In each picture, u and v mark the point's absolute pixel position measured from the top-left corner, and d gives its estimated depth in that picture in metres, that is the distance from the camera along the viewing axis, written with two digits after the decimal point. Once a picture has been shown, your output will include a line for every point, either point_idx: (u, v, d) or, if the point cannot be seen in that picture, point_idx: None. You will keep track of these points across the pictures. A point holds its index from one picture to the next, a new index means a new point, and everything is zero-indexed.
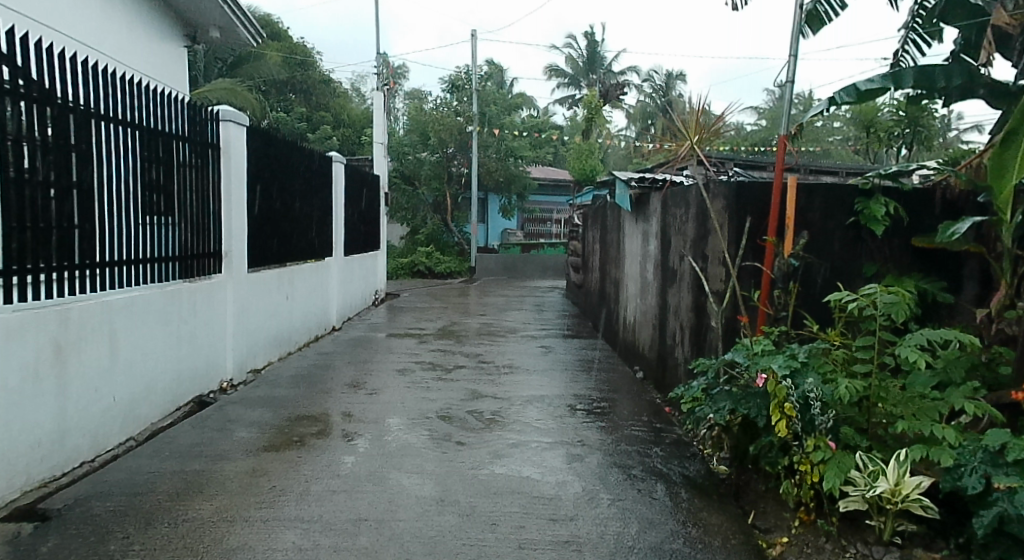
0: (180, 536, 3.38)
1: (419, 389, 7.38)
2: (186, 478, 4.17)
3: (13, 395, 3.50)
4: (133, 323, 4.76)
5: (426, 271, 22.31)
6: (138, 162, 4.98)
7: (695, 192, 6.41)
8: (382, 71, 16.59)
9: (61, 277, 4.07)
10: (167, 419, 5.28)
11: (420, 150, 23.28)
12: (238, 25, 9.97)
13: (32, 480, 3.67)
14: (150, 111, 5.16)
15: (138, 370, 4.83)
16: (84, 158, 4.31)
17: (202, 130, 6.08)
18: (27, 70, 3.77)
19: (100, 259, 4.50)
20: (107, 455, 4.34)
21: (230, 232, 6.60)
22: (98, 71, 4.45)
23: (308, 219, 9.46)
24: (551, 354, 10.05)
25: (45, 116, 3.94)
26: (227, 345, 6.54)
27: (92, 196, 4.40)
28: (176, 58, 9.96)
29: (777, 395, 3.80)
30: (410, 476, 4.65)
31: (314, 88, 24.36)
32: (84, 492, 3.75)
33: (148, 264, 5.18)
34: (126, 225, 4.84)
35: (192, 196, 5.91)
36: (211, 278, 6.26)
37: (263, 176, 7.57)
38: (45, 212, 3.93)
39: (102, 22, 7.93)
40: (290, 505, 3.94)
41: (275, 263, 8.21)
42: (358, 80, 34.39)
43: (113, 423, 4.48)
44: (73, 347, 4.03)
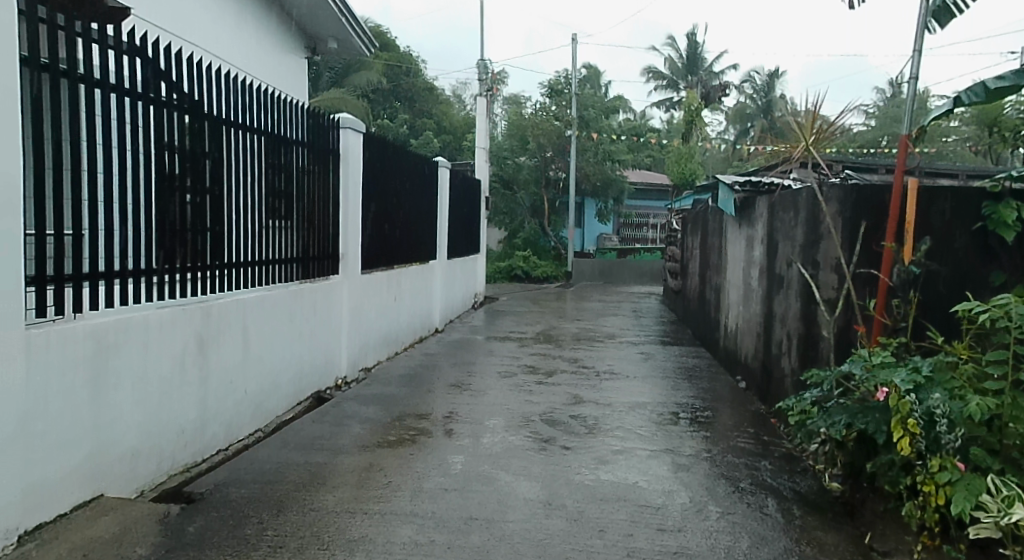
0: (307, 524, 3.53)
1: (520, 392, 7.43)
2: (309, 469, 4.37)
3: (163, 384, 3.78)
4: (262, 320, 5.04)
5: (522, 276, 22.45)
6: (266, 168, 5.27)
7: (807, 195, 6.13)
8: (485, 77, 16.81)
9: (202, 276, 4.36)
10: (289, 412, 5.56)
11: (519, 154, 23.43)
12: (354, 37, 10.36)
13: (178, 464, 3.94)
14: (277, 119, 5.46)
15: (266, 366, 5.11)
16: (221, 166, 4.59)
17: (324, 136, 6.37)
18: (180, 85, 4.08)
19: (234, 260, 4.80)
20: (239, 445, 4.62)
21: (347, 236, 6.88)
22: (233, 84, 4.75)
23: (414, 224, 9.70)
24: (651, 361, 9.90)
25: (192, 128, 4.22)
26: (343, 344, 6.82)
27: (228, 201, 4.69)
28: (297, 69, 10.44)
29: (900, 410, 3.59)
30: (518, 478, 4.67)
31: (418, 96, 25.01)
32: (222, 479, 4.00)
33: (275, 265, 5.48)
34: (255, 227, 5.14)
35: (314, 200, 6.20)
36: (330, 279, 6.55)
37: (373, 181, 7.82)
38: (191, 217, 4.22)
39: (235, 37, 8.43)
40: (405, 501, 4.05)
41: (385, 265, 8.47)
42: (459, 86, 35.13)
43: (244, 414, 4.76)
44: (213, 341, 4.31)
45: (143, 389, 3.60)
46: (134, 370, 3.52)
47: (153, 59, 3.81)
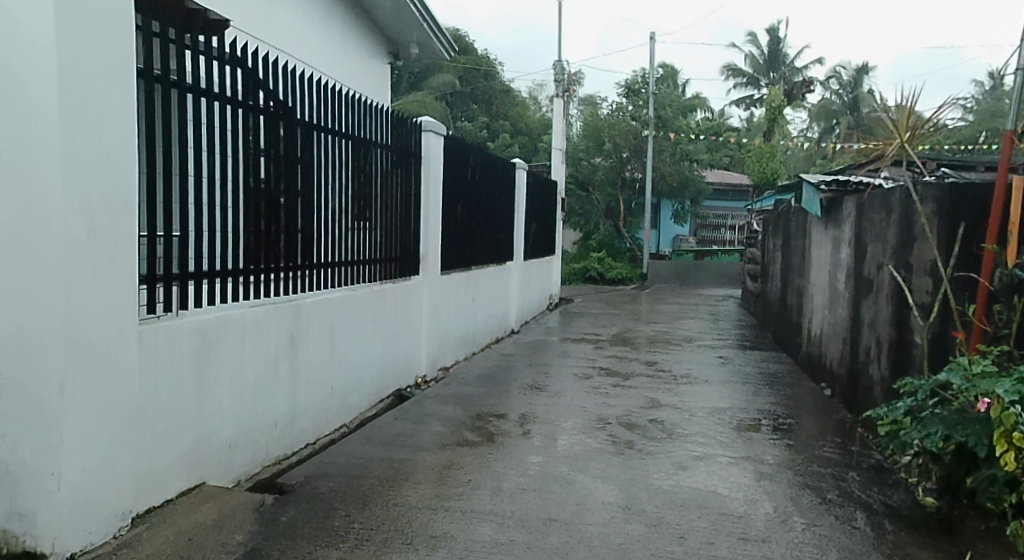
0: (392, 519, 3.61)
1: (597, 394, 7.39)
2: (392, 465, 4.47)
3: (258, 379, 3.95)
4: (348, 319, 5.20)
5: (597, 278, 22.33)
6: (352, 171, 5.43)
7: (899, 194, 5.85)
8: (562, 78, 16.83)
9: (293, 276, 4.54)
10: (372, 409, 5.72)
11: (596, 155, 23.29)
12: (436, 41, 10.55)
13: (270, 457, 4.11)
14: (363, 124, 5.61)
15: (351, 364, 5.27)
16: (311, 170, 4.77)
17: (407, 139, 6.51)
18: (276, 93, 4.26)
19: (322, 260, 4.97)
20: (326, 440, 4.78)
21: (428, 237, 7.01)
22: (323, 91, 4.92)
23: (491, 225, 9.78)
24: (730, 365, 9.66)
25: (285, 134, 4.39)
26: (423, 343, 6.96)
27: (316, 204, 4.86)
28: (380, 74, 10.71)
29: (1003, 423, 3.36)
30: (596, 481, 4.64)
31: (495, 97, 25.24)
32: (312, 472, 4.14)
33: (360, 266, 5.64)
34: (342, 229, 5.31)
35: (397, 202, 6.34)
36: (411, 279, 6.70)
37: (453, 183, 7.94)
38: (283, 219, 4.40)
39: (323, 45, 8.72)
40: (485, 500, 4.09)
41: (464, 266, 8.58)
42: (536, 87, 35.28)
43: (331, 410, 4.92)
44: (303, 339, 4.48)
45: (240, 384, 3.77)
46: (233, 365, 3.69)
47: (252, 68, 3.98)
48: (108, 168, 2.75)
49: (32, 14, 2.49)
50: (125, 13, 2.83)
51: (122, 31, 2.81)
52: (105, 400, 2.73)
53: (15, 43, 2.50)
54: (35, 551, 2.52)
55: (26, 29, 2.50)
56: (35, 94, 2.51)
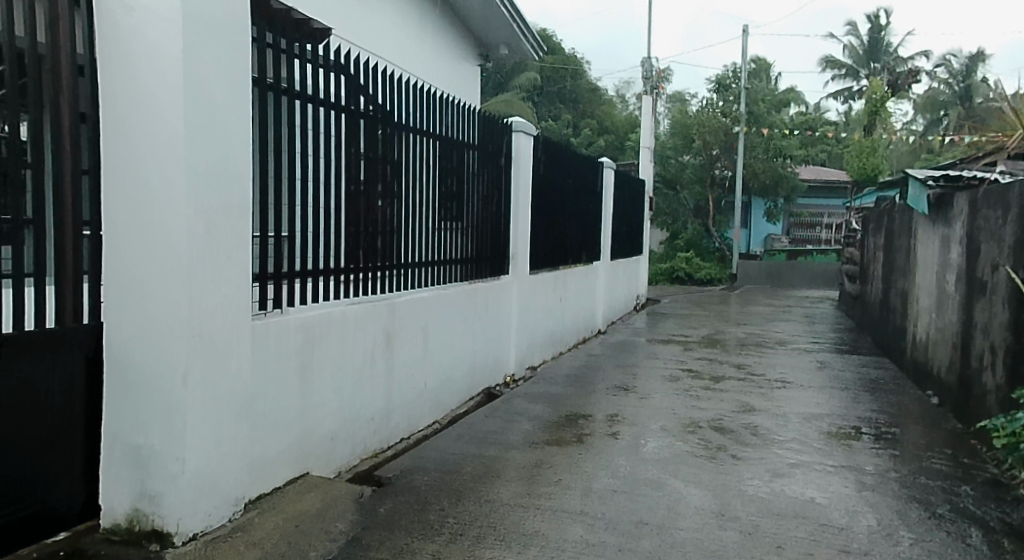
0: (484, 515, 3.66)
1: (687, 396, 7.24)
2: (484, 462, 4.53)
3: (358, 375, 4.09)
4: (440, 317, 5.31)
5: (685, 278, 21.87)
6: (444, 172, 5.53)
7: (1018, 190, 5.45)
8: (650, 76, 16.62)
9: (389, 275, 4.67)
10: (462, 406, 5.82)
11: (684, 153, 22.80)
12: (525, 42, 10.61)
13: (368, 450, 4.25)
14: (455, 125, 5.71)
15: (443, 361, 5.38)
16: (405, 171, 4.90)
17: (497, 139, 6.58)
18: (375, 97, 4.39)
19: (415, 260, 5.10)
20: (419, 435, 4.90)
21: (517, 236, 7.06)
22: (417, 94, 5.04)
23: (579, 225, 9.74)
24: (827, 370, 9.26)
25: (382, 137, 4.53)
26: (512, 342, 7.02)
27: (410, 205, 4.99)
28: (470, 76, 10.86)
29: None
30: (688, 486, 4.55)
31: (582, 97, 25.14)
32: (407, 466, 4.25)
33: (451, 265, 5.75)
34: (434, 229, 5.43)
35: (487, 202, 6.42)
36: (500, 278, 6.77)
37: (542, 183, 7.97)
38: (381, 219, 4.54)
39: (417, 49, 8.93)
40: (575, 500, 4.07)
41: (551, 266, 8.59)
42: (623, 85, 34.92)
43: (424, 406, 5.05)
44: (398, 336, 4.61)
45: (341, 379, 3.92)
46: (334, 361, 3.83)
47: (353, 74, 4.13)
48: (225, 172, 2.91)
49: (160, 29, 2.66)
50: (242, 26, 2.98)
51: (238, 43, 2.96)
52: (222, 391, 2.89)
53: (146, 57, 2.68)
54: (163, 530, 2.71)
55: (156, 44, 2.67)
56: (163, 104, 2.68)
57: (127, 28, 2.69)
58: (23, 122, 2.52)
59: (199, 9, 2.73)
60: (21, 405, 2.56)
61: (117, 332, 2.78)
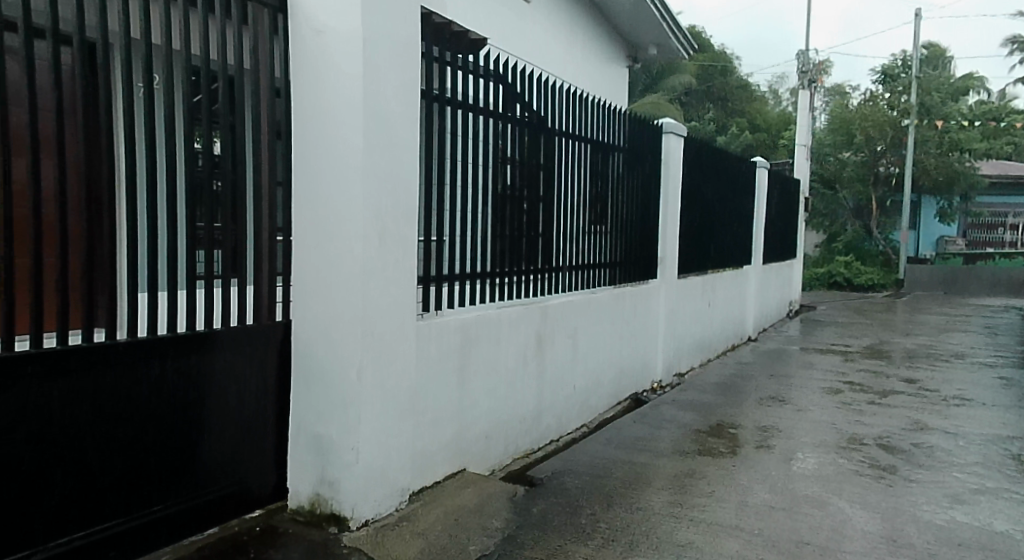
0: (637, 522, 3.62)
1: (849, 410, 6.77)
2: (634, 468, 4.48)
3: (512, 376, 4.20)
4: (590, 320, 5.33)
5: (844, 284, 20.47)
6: (593, 176, 5.54)
7: None
8: (808, 69, 15.73)
9: (539, 279, 4.76)
10: (609, 411, 5.80)
11: (844, 150, 21.14)
12: (675, 41, 10.38)
13: (520, 450, 4.35)
14: (605, 128, 5.71)
15: (592, 365, 5.39)
16: (556, 177, 4.97)
17: (647, 142, 6.49)
18: (530, 104, 4.48)
19: (565, 263, 5.15)
20: (568, 439, 4.95)
21: (666, 240, 6.94)
22: (570, 99, 5.09)
23: (730, 227, 9.41)
24: (1015, 387, 8.31)
25: (536, 143, 4.62)
26: (660, 348, 6.90)
27: (560, 208, 5.05)
28: (618, 79, 10.78)
29: None
30: (854, 506, 4.25)
31: (732, 94, 24.24)
32: (559, 468, 4.29)
33: (599, 269, 5.74)
34: (583, 233, 5.47)
35: (636, 205, 6.36)
36: (649, 282, 6.68)
37: (692, 185, 7.77)
38: (532, 224, 4.64)
39: (566, 55, 9.00)
40: (730, 513, 3.93)
41: (700, 270, 8.36)
42: (776, 80, 33.30)
43: (573, 409, 5.08)
44: (550, 339, 4.67)
45: (496, 379, 4.03)
46: (490, 361, 3.96)
47: (511, 82, 4.25)
48: (396, 182, 3.09)
49: (343, 51, 2.88)
50: (413, 43, 3.16)
51: (410, 58, 3.14)
52: (390, 388, 3.08)
53: (330, 76, 2.92)
54: (340, 514, 2.93)
55: (339, 63, 2.89)
56: (344, 119, 2.91)
57: (316, 49, 2.94)
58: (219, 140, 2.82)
59: (378, 30, 2.93)
60: (226, 394, 2.86)
61: (303, 330, 3.04)
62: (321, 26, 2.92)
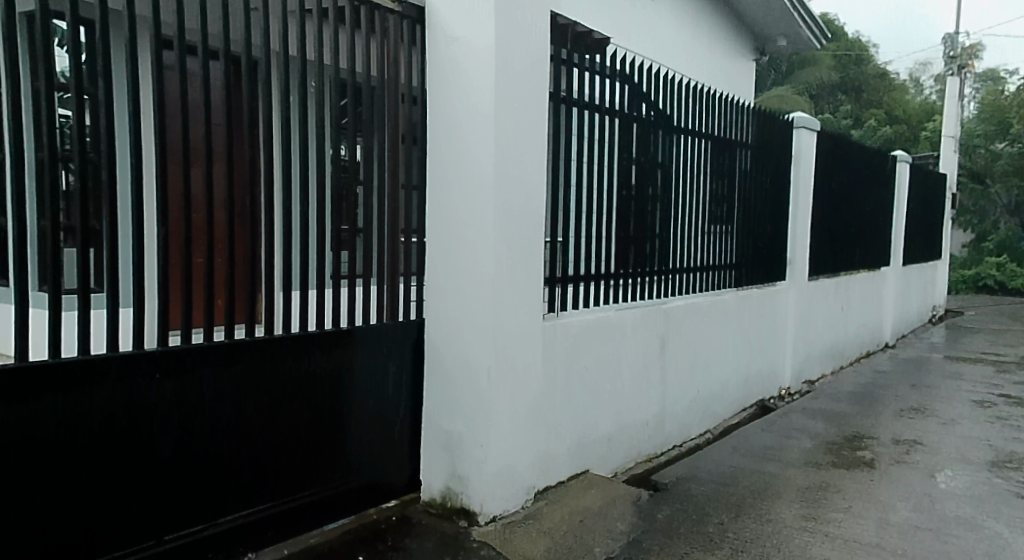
0: (767, 534, 3.47)
1: (1005, 426, 6.19)
2: (762, 478, 4.31)
3: (635, 377, 4.16)
4: (715, 323, 5.19)
5: (996, 288, 18.72)
6: (717, 174, 5.38)
7: None
8: (957, 54, 14.50)
9: (661, 280, 4.68)
10: (734, 418, 5.62)
11: (998, 141, 19.47)
12: (806, 31, 9.86)
13: (642, 454, 4.30)
14: (732, 124, 5.53)
15: (717, 369, 5.24)
16: (680, 176, 4.88)
17: (777, 138, 6.23)
18: (656, 102, 4.42)
19: (687, 264, 5.03)
20: (691, 445, 4.85)
21: (796, 240, 6.62)
22: (697, 96, 4.98)
23: (866, 226, 8.84)
24: None
25: (662, 142, 4.56)
26: (788, 353, 6.60)
27: (683, 208, 4.95)
28: (744, 73, 10.39)
29: None
30: (1013, 532, 3.87)
31: (867, 84, 22.76)
32: (683, 474, 4.20)
33: (722, 270, 5.57)
34: (707, 234, 5.33)
35: (763, 204, 6.11)
36: (776, 285, 6.40)
37: (825, 182, 7.37)
38: (655, 225, 4.59)
39: (690, 51, 8.79)
40: (869, 531, 3.69)
41: (833, 272, 7.92)
42: (918, 67, 30.96)
43: (697, 414, 4.96)
44: (673, 341, 4.58)
45: (619, 381, 4.01)
46: (615, 363, 3.94)
47: (637, 82, 4.22)
48: (524, 183, 3.15)
49: (477, 57, 2.98)
50: (541, 46, 3.20)
51: (538, 62, 3.19)
52: (517, 387, 3.14)
53: (463, 82, 3.02)
54: (469, 509, 3.02)
55: (472, 70, 2.99)
56: (476, 124, 3.00)
57: (449, 56, 3.06)
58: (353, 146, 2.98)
59: (509, 36, 3.01)
60: (366, 388, 3.02)
61: (436, 329, 3.16)
62: (455, 34, 3.03)
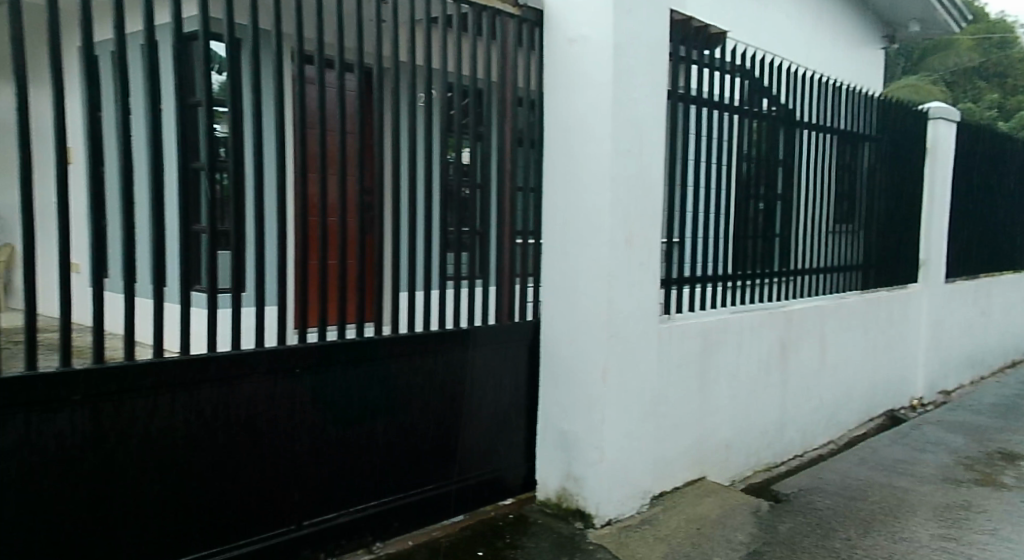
0: (900, 553, 3.25)
1: None
2: (894, 493, 4.05)
3: (754, 383, 4.02)
4: (840, 327, 4.93)
5: None
6: (844, 170, 5.10)
7: None
8: None
9: (781, 282, 4.50)
10: (860, 428, 5.32)
11: None
12: (945, 17, 9.14)
13: (761, 463, 4.16)
14: (860, 117, 5.22)
15: (842, 376, 4.98)
16: (803, 173, 4.66)
17: (909, 130, 5.84)
18: (778, 97, 4.25)
19: (808, 265, 4.81)
20: (813, 455, 4.64)
21: (931, 239, 6.18)
22: (822, 88, 4.75)
23: (1012, 224, 8.11)
24: None
25: (783, 138, 4.39)
26: (921, 360, 6.17)
27: (805, 207, 4.73)
28: (871, 62, 9.78)
29: None
30: None
31: (1013, 69, 20.88)
32: (806, 486, 4.02)
33: (847, 271, 5.28)
34: (831, 233, 5.07)
35: (893, 200, 5.75)
36: (907, 287, 6.00)
37: (965, 175, 6.83)
38: (776, 224, 4.41)
39: (812, 40, 8.35)
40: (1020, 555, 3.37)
41: (973, 274, 7.32)
42: None
43: (819, 423, 4.74)
44: (795, 345, 4.39)
45: (738, 386, 3.89)
46: (733, 367, 3.83)
47: (757, 76, 4.08)
48: (642, 183, 3.11)
49: (596, 58, 2.97)
50: (660, 44, 3.15)
51: (657, 61, 3.15)
52: (633, 389, 3.13)
53: (582, 83, 3.03)
54: (585, 510, 3.04)
55: (590, 71, 3.00)
56: (595, 125, 3.00)
57: (569, 57, 3.07)
58: (471, 149, 3.04)
59: (628, 34, 2.98)
60: (484, 387, 3.08)
61: (553, 330, 3.19)
62: (574, 36, 3.04)
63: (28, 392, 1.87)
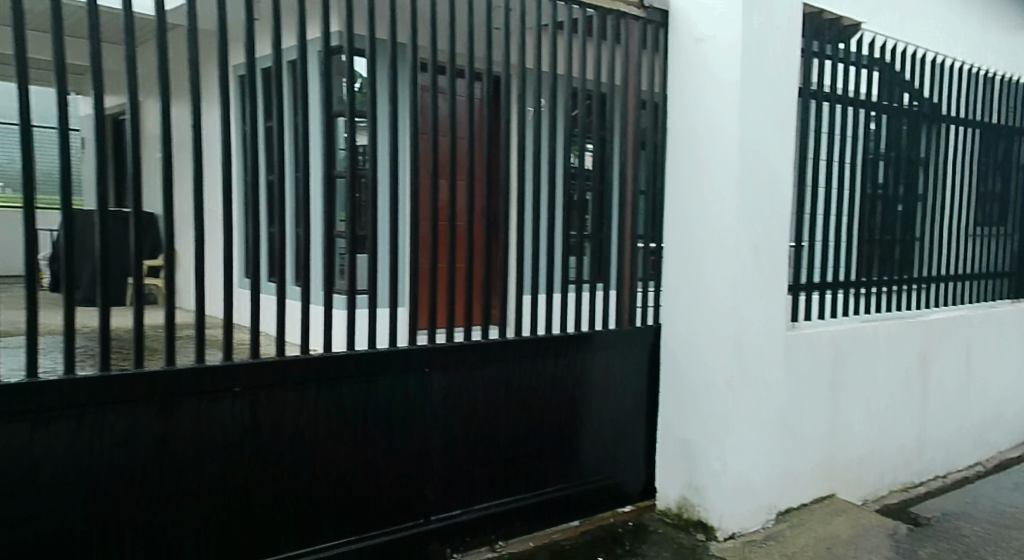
0: None
1: None
2: None
3: (891, 396, 3.77)
4: (990, 339, 4.53)
5: None
6: (995, 167, 4.69)
7: None
8: None
9: (921, 289, 4.20)
10: (1013, 450, 4.87)
11: None
12: None
13: (897, 483, 3.91)
14: (1016, 109, 4.79)
15: (992, 393, 4.58)
16: (948, 171, 4.33)
17: None
18: (921, 91, 3.98)
19: (953, 271, 4.46)
20: (957, 476, 4.31)
21: None
22: (972, 80, 4.39)
23: None
24: None
25: (926, 135, 4.09)
26: None
27: (950, 208, 4.39)
28: None
29: None
30: None
31: None
32: (950, 509, 3.73)
33: (998, 279, 4.85)
34: (981, 236, 4.67)
35: None
36: None
37: None
38: (916, 227, 4.12)
39: (958, 27, 7.74)
40: None
41: None
42: None
43: (965, 442, 4.38)
44: (937, 357, 4.09)
45: (873, 399, 3.67)
46: (868, 379, 3.62)
47: (897, 70, 3.82)
48: (771, 185, 3.00)
49: (724, 58, 2.89)
50: (793, 40, 3.03)
51: (789, 58, 3.03)
52: (758, 399, 3.02)
53: (709, 83, 2.96)
54: (707, 522, 2.97)
55: (718, 71, 2.92)
56: (723, 125, 2.92)
57: (697, 57, 3.01)
58: (592, 153, 3.05)
59: (759, 31, 2.88)
60: (605, 392, 3.07)
61: (675, 334, 3.14)
62: (702, 35, 2.98)
63: (196, 382, 2.05)
